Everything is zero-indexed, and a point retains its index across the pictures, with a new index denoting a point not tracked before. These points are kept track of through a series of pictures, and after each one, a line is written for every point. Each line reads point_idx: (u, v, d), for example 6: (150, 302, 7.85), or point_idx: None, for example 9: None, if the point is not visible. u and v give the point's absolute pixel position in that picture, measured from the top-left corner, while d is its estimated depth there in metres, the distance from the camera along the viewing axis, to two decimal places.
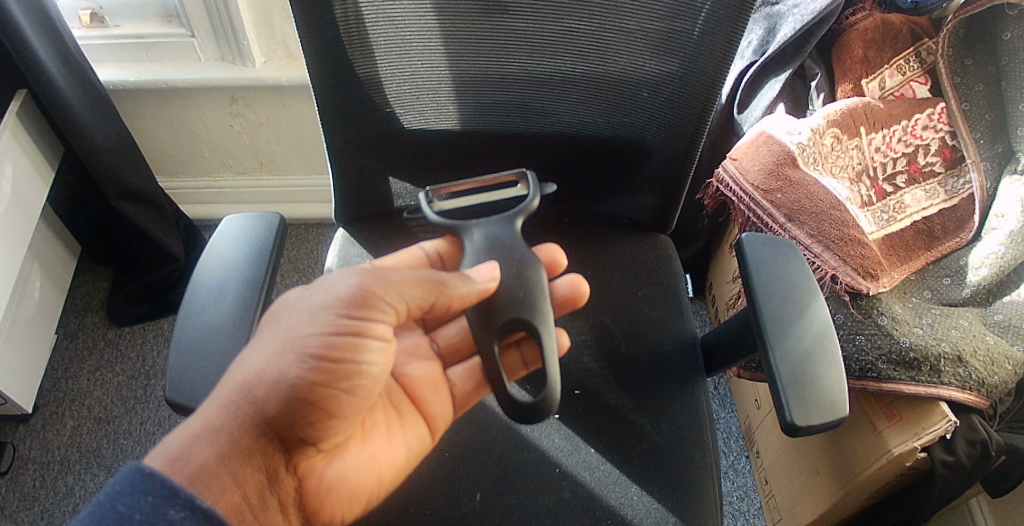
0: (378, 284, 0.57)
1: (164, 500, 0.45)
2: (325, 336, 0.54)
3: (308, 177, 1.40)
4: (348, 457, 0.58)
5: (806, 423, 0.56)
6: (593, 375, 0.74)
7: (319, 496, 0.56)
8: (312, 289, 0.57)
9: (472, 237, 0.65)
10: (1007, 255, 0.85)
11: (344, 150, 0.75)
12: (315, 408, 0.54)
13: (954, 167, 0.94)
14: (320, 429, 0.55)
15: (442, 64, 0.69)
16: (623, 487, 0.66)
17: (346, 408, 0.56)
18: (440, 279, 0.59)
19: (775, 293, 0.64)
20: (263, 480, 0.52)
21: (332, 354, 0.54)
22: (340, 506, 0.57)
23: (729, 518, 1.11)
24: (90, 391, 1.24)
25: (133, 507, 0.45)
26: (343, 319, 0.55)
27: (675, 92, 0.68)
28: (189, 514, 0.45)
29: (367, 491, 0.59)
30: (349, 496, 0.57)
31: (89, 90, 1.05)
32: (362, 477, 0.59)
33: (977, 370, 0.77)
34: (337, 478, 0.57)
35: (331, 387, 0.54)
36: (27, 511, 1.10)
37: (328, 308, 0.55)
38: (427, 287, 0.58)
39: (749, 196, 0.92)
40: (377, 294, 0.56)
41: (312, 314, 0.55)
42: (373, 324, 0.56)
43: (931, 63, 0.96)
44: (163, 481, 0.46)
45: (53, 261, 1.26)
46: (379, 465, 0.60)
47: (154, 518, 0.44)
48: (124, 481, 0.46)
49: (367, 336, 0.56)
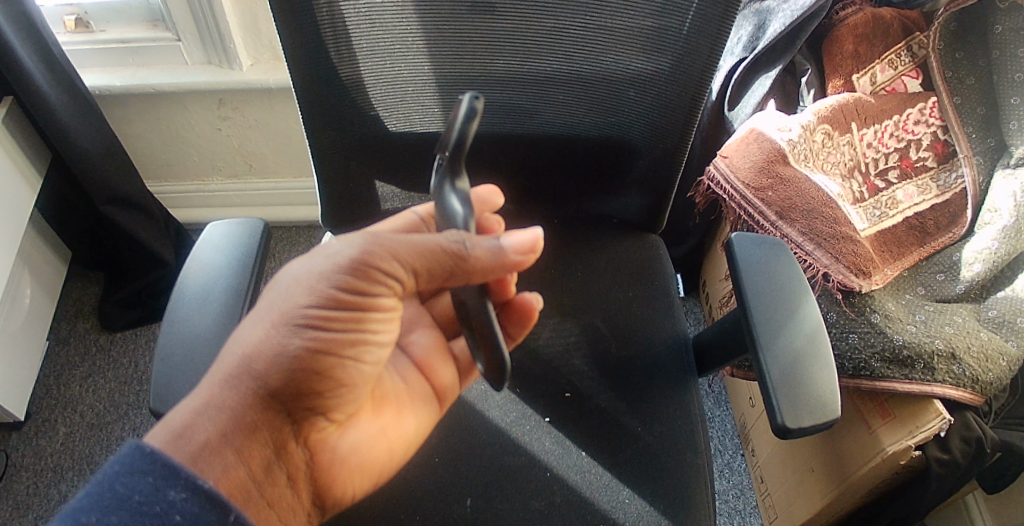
0: (386, 253, 0.50)
1: (164, 481, 0.45)
2: (325, 308, 0.51)
3: (298, 180, 1.39)
4: (360, 428, 0.57)
5: (796, 424, 0.56)
6: (585, 378, 0.73)
7: (330, 470, 0.55)
8: (319, 255, 0.52)
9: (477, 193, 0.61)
10: (1000, 250, 0.84)
11: (329, 155, 0.75)
12: (323, 378, 0.52)
13: (946, 162, 0.93)
14: (330, 399, 0.53)
15: (425, 63, 0.68)
16: (615, 490, 0.66)
17: (355, 376, 0.54)
18: (462, 247, 0.49)
19: (768, 295, 0.63)
20: (269, 455, 0.51)
21: (331, 323, 0.51)
22: (351, 479, 0.56)
23: (725, 516, 1.11)
24: (83, 398, 1.23)
25: (133, 488, 0.44)
26: (343, 294, 0.51)
27: (662, 90, 0.67)
28: (189, 495, 0.45)
29: (379, 463, 0.58)
30: (360, 468, 0.56)
31: (74, 93, 1.04)
32: (373, 449, 0.58)
33: (970, 367, 0.76)
34: (349, 450, 0.56)
35: (335, 355, 0.51)
36: (21, 519, 1.10)
37: (325, 279, 0.51)
38: (442, 256, 0.49)
39: (739, 194, 0.91)
40: (382, 265, 0.51)
41: (310, 287, 0.51)
42: (376, 297, 0.52)
43: (922, 58, 0.95)
44: (163, 460, 0.45)
45: (43, 266, 1.25)
46: (390, 436, 0.59)
47: (154, 499, 0.44)
48: (125, 458, 0.45)
49: (370, 309, 0.53)
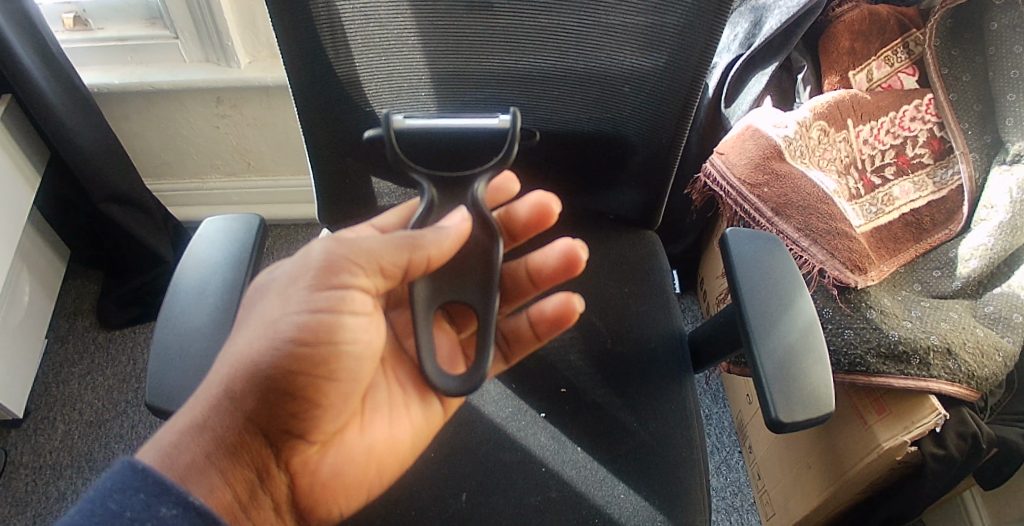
0: (348, 249, 0.53)
1: (157, 497, 0.45)
2: (300, 317, 0.52)
3: (297, 178, 1.39)
4: (344, 446, 0.58)
5: (790, 418, 0.56)
6: (580, 373, 0.73)
7: (310, 491, 0.56)
8: (291, 263, 0.55)
9: (476, 190, 0.61)
10: (996, 246, 0.84)
11: (325, 151, 0.75)
12: (296, 399, 0.53)
13: (942, 159, 0.93)
14: (306, 420, 0.54)
15: (419, 61, 0.68)
16: (610, 485, 0.66)
17: (331, 395, 0.54)
18: (412, 236, 0.54)
19: (762, 292, 0.63)
20: (253, 477, 0.52)
21: (306, 337, 0.52)
22: (333, 500, 0.58)
23: (722, 513, 1.11)
24: (82, 395, 1.24)
25: (125, 505, 0.44)
26: (315, 295, 0.52)
27: (657, 86, 0.68)
28: (181, 511, 0.45)
29: (362, 481, 0.59)
30: (342, 488, 0.58)
31: (72, 92, 1.04)
32: (357, 466, 0.58)
33: (966, 362, 0.76)
34: (330, 471, 0.57)
35: (308, 375, 0.52)
36: (20, 516, 1.10)
37: (298, 284, 0.53)
38: (398, 243, 0.53)
39: (735, 190, 0.91)
40: (348, 258, 0.53)
41: (283, 295, 0.53)
42: (348, 292, 0.53)
43: (918, 54, 0.95)
44: (155, 477, 0.45)
45: (42, 265, 1.25)
46: (376, 454, 0.59)
47: (145, 515, 0.44)
48: (116, 476, 0.45)
49: (344, 313, 0.53)
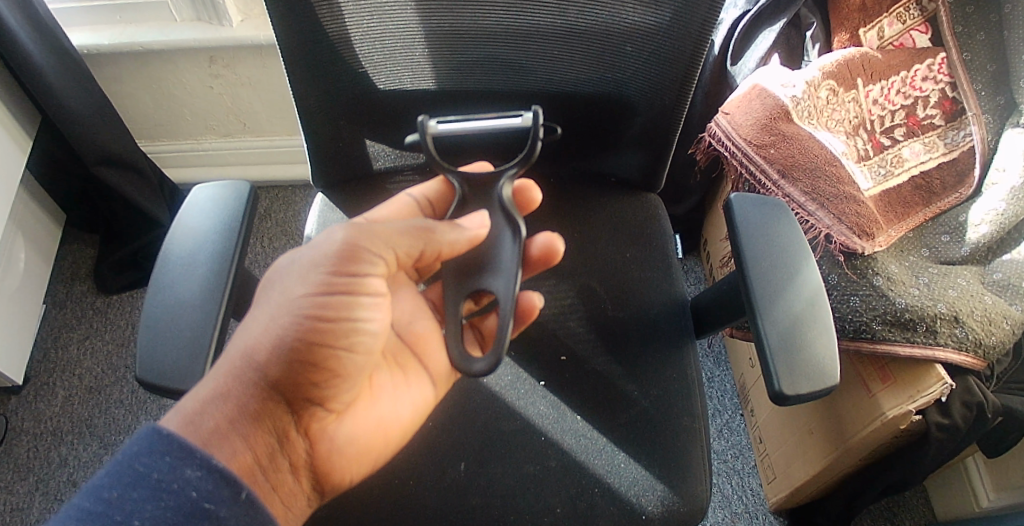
0: (367, 237, 0.54)
1: (181, 459, 0.45)
2: (321, 297, 0.52)
3: (291, 138, 1.37)
4: (358, 417, 0.56)
5: (794, 392, 0.54)
6: (580, 339, 0.72)
7: (330, 460, 0.54)
8: (308, 247, 0.55)
9: (503, 189, 0.60)
10: (1007, 211, 0.82)
11: (318, 113, 0.73)
12: (316, 368, 0.52)
13: (954, 120, 0.90)
14: (324, 388, 0.53)
15: (413, 19, 0.65)
16: (610, 455, 0.65)
17: (350, 367, 0.54)
18: (430, 227, 0.56)
19: (765, 254, 0.61)
20: (273, 442, 0.51)
21: (325, 314, 0.52)
22: (349, 469, 0.55)
23: (722, 476, 1.10)
24: (80, 360, 1.23)
25: (151, 466, 0.44)
26: (334, 278, 0.53)
27: (659, 45, 0.65)
28: (205, 473, 0.45)
29: (377, 451, 0.57)
30: (358, 459, 0.55)
31: (62, 55, 1.01)
32: (370, 438, 0.56)
33: (974, 330, 0.75)
34: (347, 440, 0.55)
35: (330, 346, 0.52)
36: (23, 482, 1.11)
37: (318, 267, 0.53)
38: (415, 232, 0.56)
39: (742, 151, 0.89)
40: (365, 246, 0.54)
41: (303, 274, 0.53)
42: (365, 279, 0.54)
43: (931, 11, 0.91)
44: (179, 441, 0.46)
45: (37, 230, 1.24)
46: (385, 426, 0.58)
47: (171, 478, 0.44)
48: (142, 440, 0.45)
49: (361, 294, 0.54)
